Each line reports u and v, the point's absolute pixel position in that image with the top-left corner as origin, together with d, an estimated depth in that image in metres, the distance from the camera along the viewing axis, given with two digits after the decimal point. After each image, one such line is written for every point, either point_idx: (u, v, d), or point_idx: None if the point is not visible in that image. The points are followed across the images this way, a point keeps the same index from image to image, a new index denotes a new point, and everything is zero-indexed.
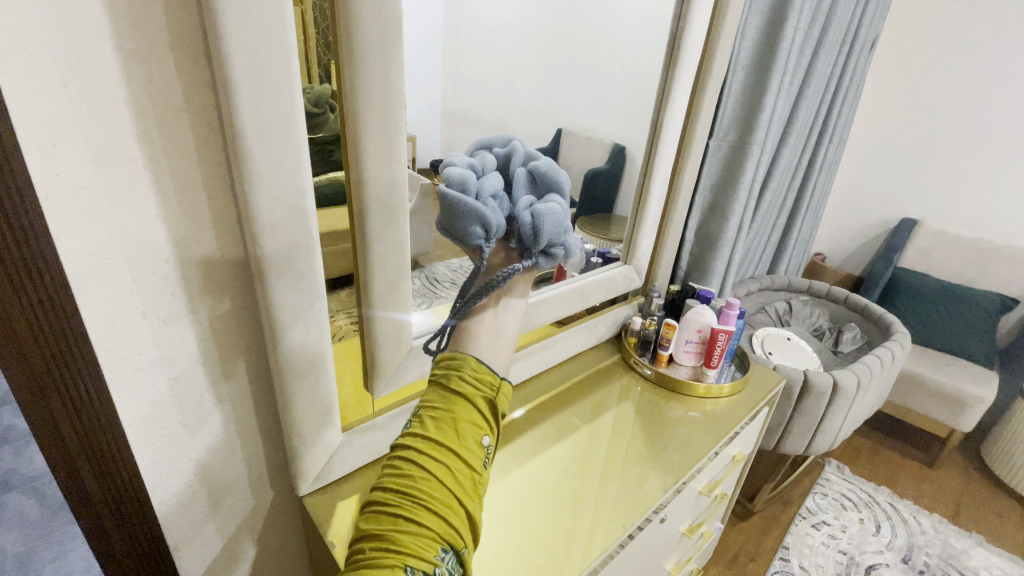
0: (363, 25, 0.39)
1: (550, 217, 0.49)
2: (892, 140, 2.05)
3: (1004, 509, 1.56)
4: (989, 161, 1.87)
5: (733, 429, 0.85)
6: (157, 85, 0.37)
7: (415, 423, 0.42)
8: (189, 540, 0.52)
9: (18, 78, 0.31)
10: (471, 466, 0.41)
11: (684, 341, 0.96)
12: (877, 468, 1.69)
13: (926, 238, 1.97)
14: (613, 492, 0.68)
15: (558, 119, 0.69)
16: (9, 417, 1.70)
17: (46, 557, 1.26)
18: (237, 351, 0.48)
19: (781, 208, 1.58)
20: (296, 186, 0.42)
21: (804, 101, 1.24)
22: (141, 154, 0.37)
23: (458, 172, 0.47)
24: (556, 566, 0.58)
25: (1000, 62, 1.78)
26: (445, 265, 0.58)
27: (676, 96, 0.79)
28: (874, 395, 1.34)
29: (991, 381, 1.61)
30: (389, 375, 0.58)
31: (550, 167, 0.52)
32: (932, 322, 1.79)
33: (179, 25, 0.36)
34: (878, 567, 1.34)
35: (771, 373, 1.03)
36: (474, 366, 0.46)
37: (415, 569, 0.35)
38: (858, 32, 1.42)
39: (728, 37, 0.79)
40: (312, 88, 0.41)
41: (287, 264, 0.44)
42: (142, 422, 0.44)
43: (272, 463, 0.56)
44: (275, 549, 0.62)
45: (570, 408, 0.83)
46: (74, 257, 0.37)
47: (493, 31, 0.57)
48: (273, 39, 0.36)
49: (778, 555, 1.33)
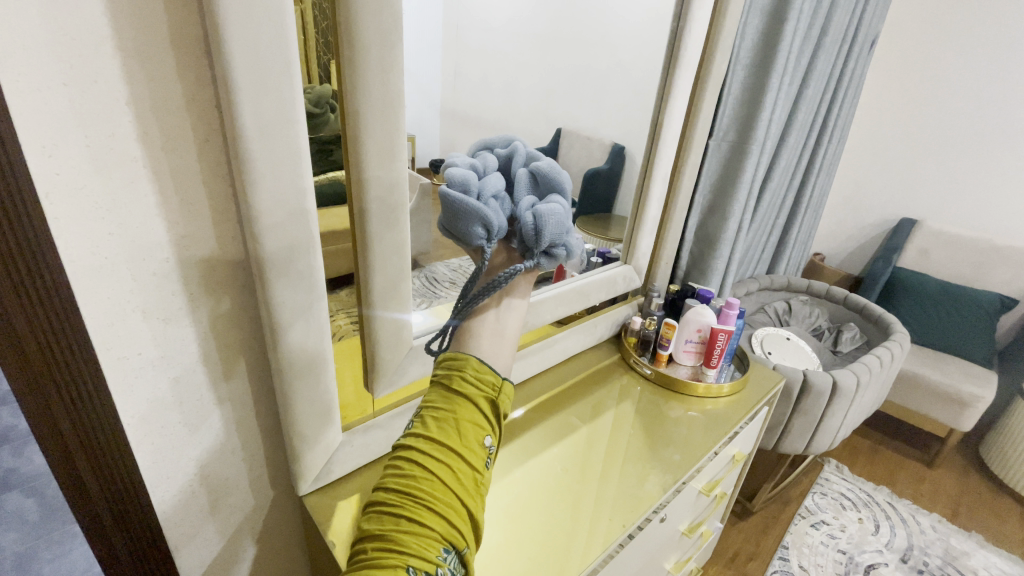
0: (364, 26, 0.39)
1: (551, 217, 0.49)
2: (891, 140, 2.05)
3: (1004, 509, 1.56)
4: (989, 161, 1.87)
5: (733, 429, 0.85)
6: (158, 85, 0.37)
7: (417, 423, 0.42)
8: (188, 540, 0.52)
9: (19, 78, 0.31)
10: (473, 466, 0.41)
11: (684, 341, 0.96)
12: (877, 468, 1.70)
13: (926, 238, 1.97)
14: (613, 492, 0.69)
15: (558, 119, 0.70)
16: (9, 416, 1.69)
17: (46, 557, 1.26)
18: (238, 350, 0.48)
19: (781, 208, 1.58)
20: (296, 186, 0.42)
21: (804, 101, 1.24)
22: (141, 154, 0.37)
23: (459, 172, 0.47)
24: (556, 565, 0.58)
25: (1000, 62, 1.78)
26: (445, 265, 0.59)
27: (676, 96, 0.79)
28: (874, 395, 1.34)
29: (990, 381, 1.61)
30: (389, 375, 0.58)
31: (551, 167, 0.52)
32: (932, 322, 1.79)
33: (180, 25, 0.36)
34: (877, 567, 1.34)
35: (771, 373, 1.03)
36: (476, 366, 0.46)
37: (416, 570, 0.35)
38: (858, 32, 1.42)
39: (728, 37, 0.80)
40: (313, 88, 0.41)
41: (287, 264, 0.44)
42: (142, 422, 0.44)
43: (272, 462, 0.56)
44: (275, 549, 0.62)
45: (570, 408, 0.83)
46: (74, 256, 0.37)
47: (493, 31, 0.57)
48: (273, 38, 0.36)
49: (778, 555, 1.33)
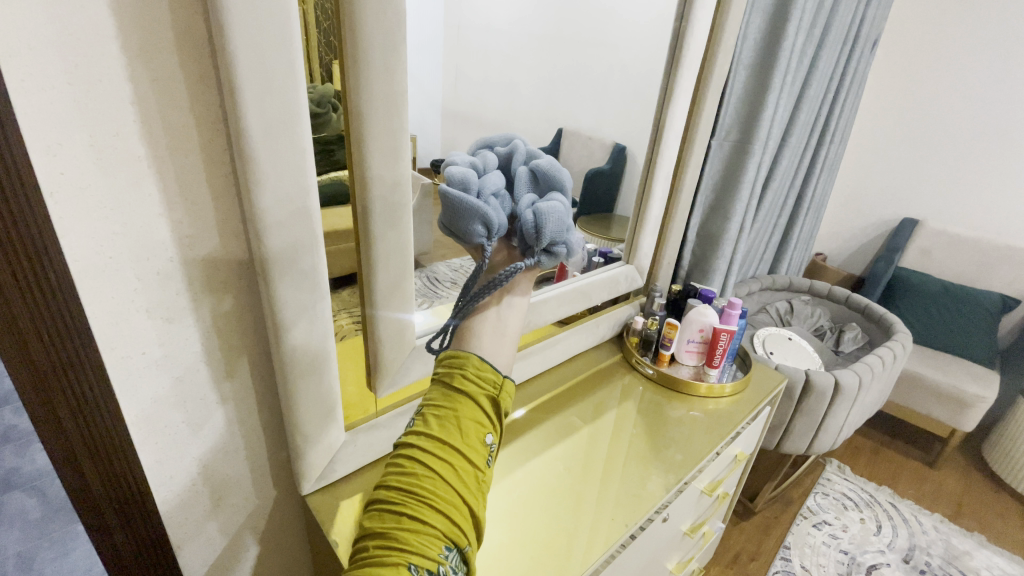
0: (366, 25, 0.40)
1: (551, 215, 0.49)
2: (892, 141, 2.05)
3: (1005, 509, 1.56)
4: (990, 161, 1.87)
5: (735, 429, 0.85)
6: (162, 85, 0.37)
7: (419, 422, 0.42)
8: (190, 539, 0.52)
9: (24, 78, 0.31)
10: (475, 464, 0.41)
11: (686, 341, 0.96)
12: (878, 468, 1.69)
13: (928, 238, 1.97)
14: (614, 492, 0.68)
15: (558, 119, 0.69)
16: (11, 416, 1.70)
17: (47, 557, 1.26)
18: (240, 349, 0.48)
19: (782, 208, 1.58)
20: (300, 185, 0.42)
21: (805, 101, 1.24)
22: (146, 154, 0.38)
23: (459, 171, 0.47)
24: (557, 566, 0.58)
25: (1001, 62, 1.78)
26: (446, 265, 0.59)
27: (678, 96, 0.79)
28: (876, 395, 1.33)
29: (992, 382, 1.61)
30: (391, 375, 0.58)
31: (551, 165, 0.52)
32: (933, 323, 1.79)
33: (185, 26, 0.36)
34: (879, 567, 1.33)
35: (773, 373, 1.02)
36: (477, 363, 0.46)
37: (418, 568, 0.35)
38: (859, 31, 1.41)
39: (729, 36, 0.79)
40: (315, 87, 0.41)
41: (292, 263, 0.44)
42: (145, 421, 0.44)
43: (274, 462, 0.57)
44: (277, 548, 0.62)
45: (571, 408, 0.83)
46: (78, 255, 0.37)
47: (494, 32, 0.57)
48: (277, 38, 0.36)
49: (779, 555, 1.33)
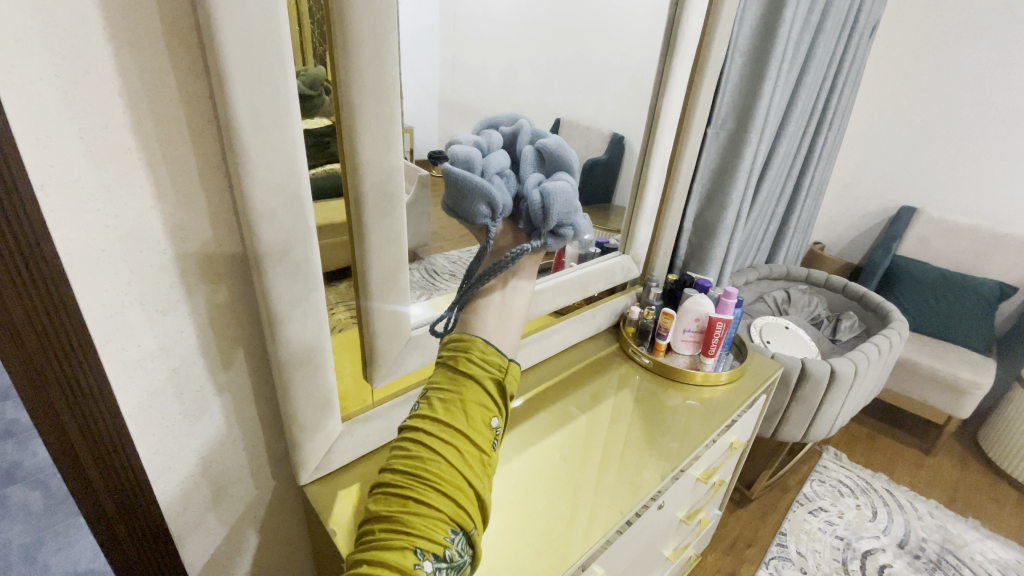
0: (357, 12, 0.39)
1: (558, 195, 0.48)
2: (892, 128, 2.04)
3: (1001, 495, 1.57)
4: (991, 147, 1.85)
5: (732, 417, 0.86)
6: (150, 76, 0.36)
7: (424, 406, 0.42)
8: (192, 529, 0.53)
9: (11, 68, 0.31)
10: (480, 448, 0.42)
11: (683, 330, 0.96)
12: (876, 455, 1.71)
13: (926, 226, 1.97)
14: (612, 477, 0.70)
15: (555, 110, 0.67)
16: (13, 411, 1.70)
17: (51, 548, 1.27)
18: (236, 341, 0.49)
19: (779, 197, 1.59)
20: (292, 177, 0.42)
21: (804, 87, 1.23)
22: (136, 144, 0.37)
23: (463, 150, 0.48)
24: (557, 547, 0.59)
25: (1000, 48, 1.76)
26: (444, 257, 0.61)
27: (673, 85, 0.79)
28: (873, 382, 1.35)
29: (989, 368, 1.62)
30: (388, 367, 0.58)
31: (558, 145, 0.52)
32: (931, 311, 1.79)
33: (171, 14, 0.36)
34: (874, 552, 1.35)
35: (771, 360, 1.03)
36: (483, 347, 0.45)
37: (424, 552, 0.36)
38: (858, 16, 1.40)
39: (725, 21, 0.79)
40: (307, 70, 0.41)
41: (284, 255, 0.44)
42: (142, 413, 0.45)
43: (273, 452, 0.57)
44: (278, 537, 0.63)
45: (569, 398, 0.84)
46: (71, 248, 0.37)
47: (492, 21, 0.56)
48: (265, 24, 0.36)
49: (776, 541, 1.35)
